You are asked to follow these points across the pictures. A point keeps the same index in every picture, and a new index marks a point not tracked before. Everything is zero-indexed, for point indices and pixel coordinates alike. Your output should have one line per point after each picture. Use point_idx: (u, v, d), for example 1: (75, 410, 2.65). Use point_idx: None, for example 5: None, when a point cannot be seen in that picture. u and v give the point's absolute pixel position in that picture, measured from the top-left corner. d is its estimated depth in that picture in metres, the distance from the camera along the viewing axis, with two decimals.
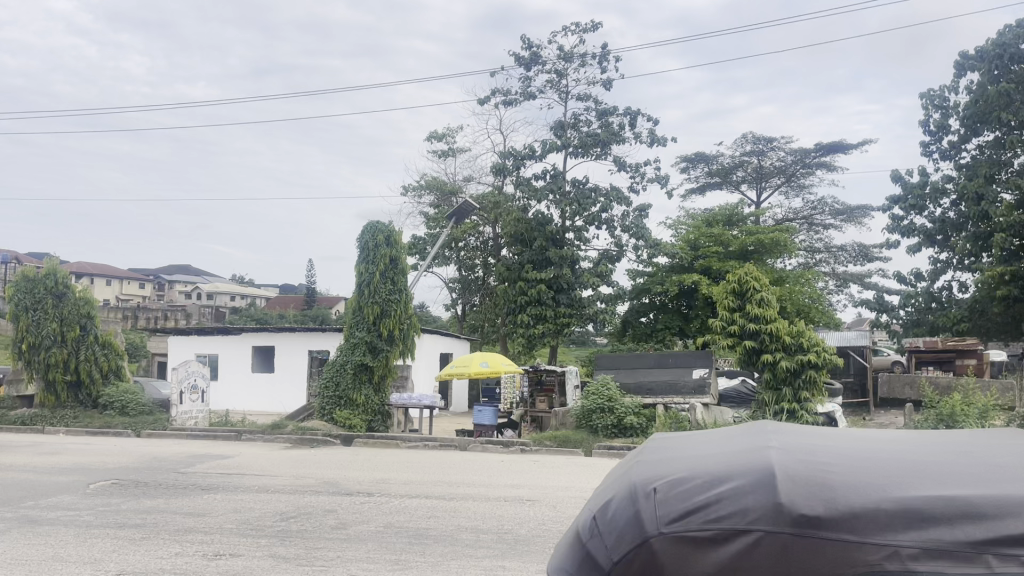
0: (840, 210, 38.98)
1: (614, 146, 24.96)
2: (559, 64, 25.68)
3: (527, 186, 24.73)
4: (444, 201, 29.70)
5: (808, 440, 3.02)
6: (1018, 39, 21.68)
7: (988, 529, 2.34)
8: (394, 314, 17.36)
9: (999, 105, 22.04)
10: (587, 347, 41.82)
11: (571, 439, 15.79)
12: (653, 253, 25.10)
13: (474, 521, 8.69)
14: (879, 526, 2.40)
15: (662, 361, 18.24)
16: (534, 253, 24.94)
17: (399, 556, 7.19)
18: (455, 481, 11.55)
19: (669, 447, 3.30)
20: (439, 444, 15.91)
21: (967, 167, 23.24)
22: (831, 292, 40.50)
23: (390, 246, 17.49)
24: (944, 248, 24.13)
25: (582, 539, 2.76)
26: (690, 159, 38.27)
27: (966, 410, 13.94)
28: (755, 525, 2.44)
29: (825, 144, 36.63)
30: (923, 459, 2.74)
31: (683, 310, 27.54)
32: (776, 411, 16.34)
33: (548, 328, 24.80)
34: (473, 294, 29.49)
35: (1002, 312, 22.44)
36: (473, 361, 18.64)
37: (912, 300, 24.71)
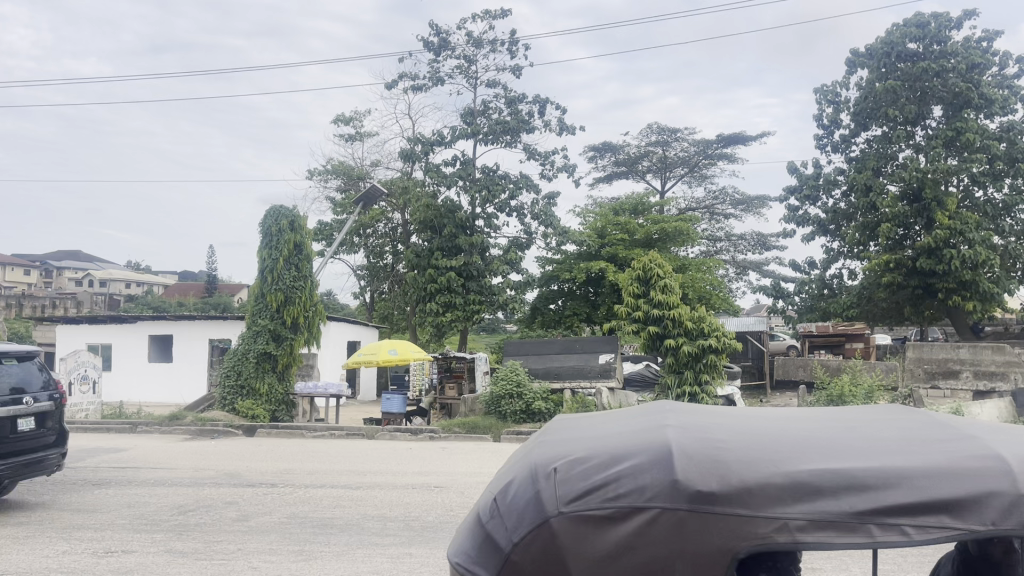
0: (740, 200, 40.26)
1: (522, 134, 25.03)
2: (468, 50, 25.53)
3: (435, 172, 24.58)
4: (351, 185, 29.18)
5: (703, 418, 3.09)
6: (904, 38, 22.96)
7: (869, 500, 2.45)
8: (299, 301, 16.96)
9: (887, 101, 23.16)
10: (497, 335, 42.07)
11: (480, 425, 15.85)
12: (561, 240, 25.35)
13: (381, 509, 8.59)
14: (770, 499, 2.47)
15: (570, 347, 18.42)
16: (443, 240, 24.79)
17: (303, 547, 7.05)
18: (362, 470, 11.39)
19: (567, 427, 3.32)
20: (347, 432, 15.66)
21: (857, 159, 24.43)
22: (732, 279, 41.86)
23: (293, 231, 17.02)
24: (835, 237, 25.29)
25: (481, 521, 2.77)
26: (597, 147, 38.70)
27: (853, 391, 14.68)
28: (652, 502, 2.48)
29: (726, 135, 37.73)
30: (812, 435, 2.83)
31: (591, 297, 27.90)
32: (678, 394, 16.79)
33: (456, 315, 24.73)
34: (382, 282, 29.14)
35: (888, 297, 23.70)
36: (382, 349, 18.42)
37: (806, 286, 25.81)
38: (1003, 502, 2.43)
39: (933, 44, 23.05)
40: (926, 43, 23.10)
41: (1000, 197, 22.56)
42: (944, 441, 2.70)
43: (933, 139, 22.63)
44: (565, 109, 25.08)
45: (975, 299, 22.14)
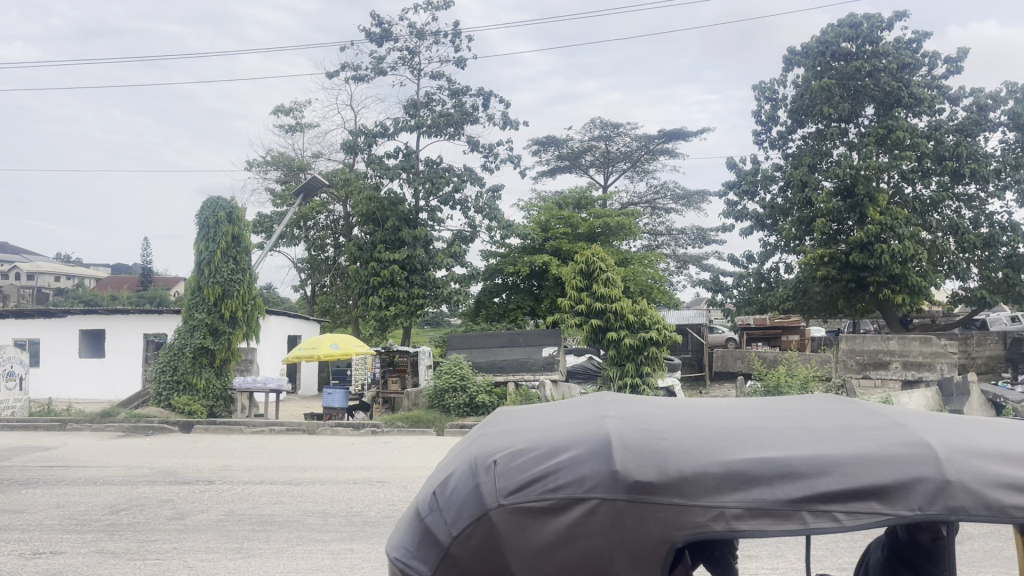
0: (681, 195, 40.86)
1: (466, 127, 24.94)
2: (411, 42, 25.34)
3: (378, 164, 24.38)
4: (291, 177, 28.72)
5: (643, 410, 3.11)
6: (838, 37, 23.59)
7: (803, 487, 2.49)
8: (237, 294, 16.61)
9: (822, 99, 23.72)
10: (441, 329, 41.89)
11: (423, 419, 15.77)
12: (505, 233, 25.37)
13: (322, 505, 8.47)
14: (707, 488, 2.49)
15: (514, 340, 18.48)
16: (386, 232, 24.56)
17: (241, 545, 6.91)
18: (302, 465, 11.22)
19: (506, 420, 3.31)
20: (287, 428, 15.40)
21: (793, 156, 25.00)
22: (672, 273, 42.47)
23: (231, 223, 16.65)
24: (772, 232, 25.88)
25: (420, 516, 2.75)
26: (540, 141, 38.77)
27: (789, 381, 15.07)
28: (592, 493, 2.49)
29: (667, 131, 38.22)
30: (749, 426, 2.86)
31: (534, 290, 28.01)
32: (620, 386, 16.96)
33: (400, 309, 24.57)
34: (323, 275, 28.78)
35: (823, 290, 24.37)
36: (323, 343, 18.17)
37: (745, 280, 26.34)
38: (931, 488, 2.49)
39: (865, 44, 23.74)
40: (859, 43, 23.75)
41: (928, 194, 23.35)
42: (873, 430, 2.77)
43: (866, 137, 23.28)
44: (509, 103, 25.11)
45: (904, 292, 22.88)
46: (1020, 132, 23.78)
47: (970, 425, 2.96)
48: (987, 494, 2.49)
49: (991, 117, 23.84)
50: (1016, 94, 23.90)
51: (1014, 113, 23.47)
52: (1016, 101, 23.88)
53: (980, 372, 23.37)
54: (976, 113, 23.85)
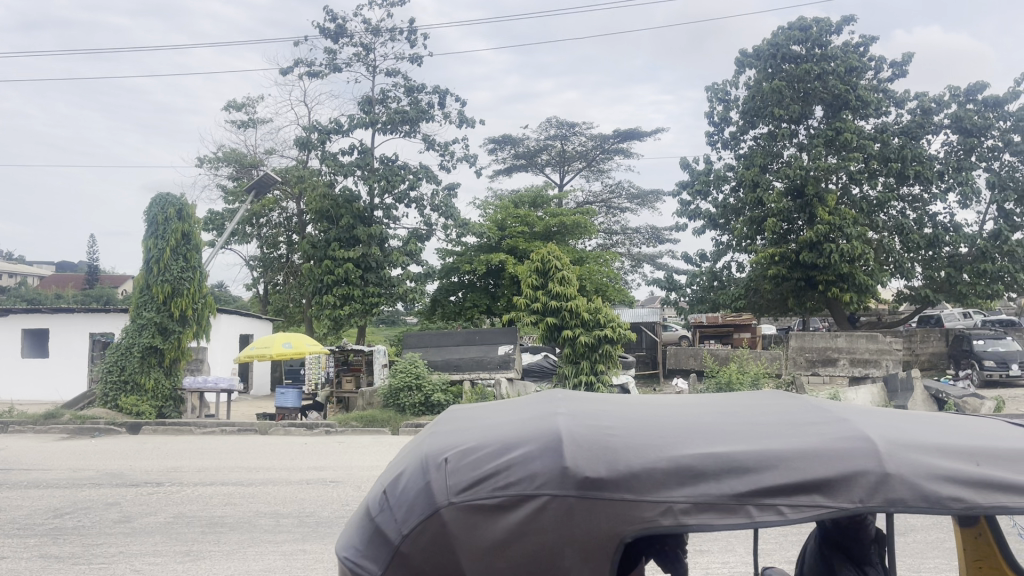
0: (636, 195, 41.23)
1: (421, 125, 24.83)
2: (366, 38, 25.14)
3: (332, 161, 24.16)
4: (243, 173, 28.28)
5: (595, 407, 3.14)
6: (789, 40, 24.05)
7: (749, 482, 2.53)
8: (187, 292, 16.29)
9: (773, 101, 24.12)
10: (396, 327, 41.60)
11: (378, 418, 15.68)
12: (461, 231, 25.34)
13: (274, 506, 8.37)
14: (655, 483, 2.52)
15: (469, 338, 18.44)
16: (340, 230, 24.34)
17: (191, 547, 6.80)
18: (254, 466, 11.06)
19: (458, 417, 3.31)
20: (238, 428, 15.18)
21: (745, 156, 25.39)
22: (627, 272, 42.81)
23: (181, 220, 16.32)
24: (724, 231, 26.28)
25: (371, 514, 2.74)
26: (496, 139, 38.74)
27: (740, 378, 15.33)
28: (542, 489, 2.50)
29: (622, 130, 38.52)
30: (697, 422, 2.91)
31: (491, 289, 28.01)
32: (575, 384, 17.05)
33: (354, 308, 24.34)
34: (276, 273, 28.42)
35: (774, 289, 24.84)
36: (275, 343, 17.91)
37: (698, 279, 26.72)
38: (871, 480, 2.55)
39: (814, 47, 24.22)
40: (809, 46, 24.22)
41: (874, 195, 23.89)
42: (818, 424, 2.83)
43: (815, 138, 23.75)
44: (465, 101, 25.09)
45: (852, 291, 23.40)
46: (962, 135, 24.49)
47: (910, 419, 3.04)
48: (926, 487, 2.56)
49: (935, 119, 24.48)
50: (958, 98, 24.62)
51: (956, 116, 24.19)
52: (959, 104, 24.59)
53: (924, 369, 24.04)
54: (920, 116, 24.47)
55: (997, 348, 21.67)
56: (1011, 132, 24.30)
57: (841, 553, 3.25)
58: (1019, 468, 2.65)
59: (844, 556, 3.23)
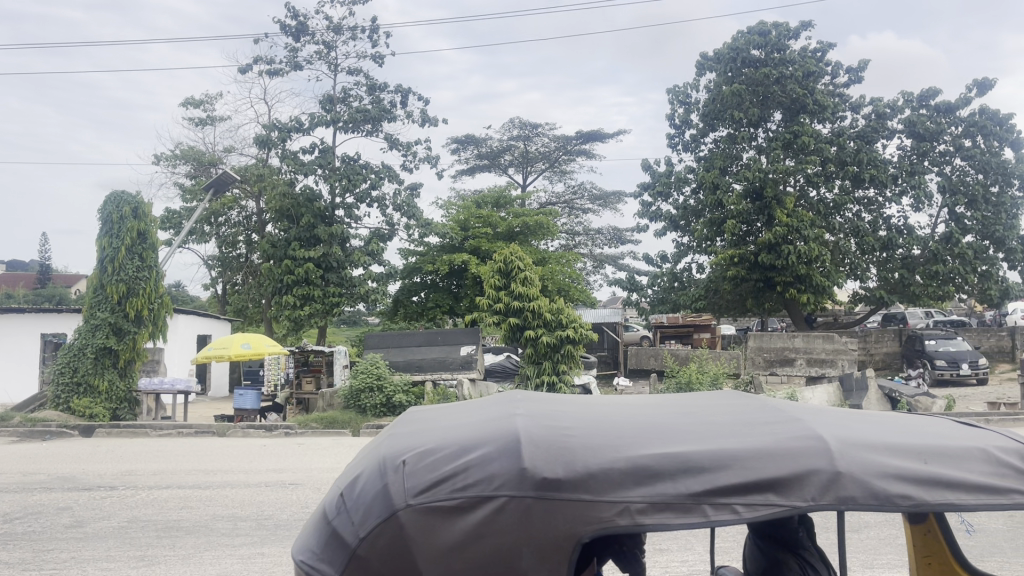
0: (598, 196, 41.46)
1: (384, 124, 24.69)
2: (328, 36, 24.93)
3: (292, 159, 23.92)
4: (202, 172, 27.85)
5: (554, 408, 3.15)
6: (748, 44, 24.39)
7: (705, 482, 2.56)
8: (142, 292, 15.99)
9: (732, 104, 24.44)
10: (358, 328, 41.29)
11: (338, 420, 15.55)
12: (423, 231, 25.25)
13: (232, 509, 8.25)
14: (613, 483, 2.54)
15: (431, 338, 18.36)
16: (300, 230, 24.08)
17: (145, 551, 6.67)
18: (212, 469, 10.89)
19: (417, 419, 3.30)
20: (195, 430, 14.94)
21: (705, 158, 25.70)
22: (589, 273, 43.02)
23: (137, 218, 16.01)
24: (684, 232, 26.55)
25: (328, 518, 2.72)
26: (459, 139, 38.65)
27: (700, 378, 15.50)
28: (500, 491, 2.50)
29: (585, 132, 38.73)
30: (653, 422, 2.93)
31: (453, 289, 27.96)
32: (537, 384, 17.08)
33: (315, 309, 24.11)
34: (235, 273, 28.06)
35: (733, 289, 25.16)
36: (234, 343, 17.66)
37: (659, 279, 26.93)
38: (823, 479, 2.60)
39: (773, 51, 24.61)
40: (768, 50, 24.60)
41: (830, 197, 24.31)
42: (772, 424, 2.87)
43: (774, 142, 24.11)
44: (428, 101, 25.01)
45: (809, 292, 23.80)
46: (915, 139, 25.06)
47: (862, 419, 3.10)
48: (875, 485, 2.61)
49: (889, 124, 25.03)
50: (912, 103, 25.18)
51: (910, 121, 24.74)
52: (912, 110, 25.16)
53: (879, 368, 24.54)
54: (875, 121, 24.99)
55: (947, 348, 22.25)
56: (962, 137, 24.95)
57: (774, 543, 3.31)
58: (965, 466, 2.72)
59: (782, 548, 3.29)
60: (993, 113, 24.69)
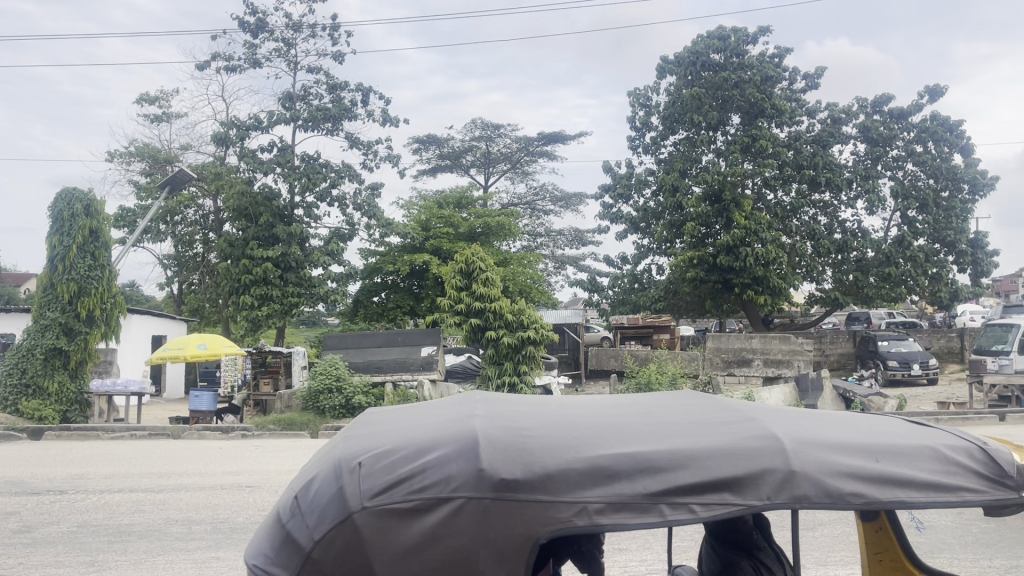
0: (559, 197, 41.60)
1: (345, 122, 24.49)
2: (287, 33, 24.64)
3: (251, 157, 23.59)
4: (157, 169, 27.33)
5: (511, 408, 3.13)
6: (708, 48, 24.69)
7: (661, 482, 2.57)
8: (94, 292, 15.62)
9: (692, 107, 24.69)
10: (318, 329, 40.86)
11: (297, 421, 15.37)
12: (384, 231, 25.09)
13: (186, 513, 8.10)
14: (571, 484, 2.53)
15: (392, 339, 18.26)
16: (259, 229, 23.77)
17: (95, 557, 6.52)
18: (166, 472, 10.67)
19: (373, 420, 3.26)
20: (149, 433, 14.64)
21: (665, 161, 25.92)
22: (551, 273, 43.16)
23: (88, 216, 15.62)
24: (644, 234, 26.76)
25: (282, 521, 2.67)
26: (421, 139, 38.46)
27: (659, 378, 15.63)
28: (458, 492, 2.48)
29: (546, 133, 38.83)
30: (611, 421, 2.94)
31: (414, 290, 27.84)
32: (498, 384, 17.07)
33: (273, 309, 23.81)
34: (191, 272, 27.62)
35: (692, 290, 25.40)
36: (189, 344, 17.34)
37: (619, 281, 27.08)
38: (778, 478, 2.62)
39: (732, 56, 24.95)
40: (727, 54, 24.93)
41: (787, 200, 24.71)
42: (728, 424, 2.89)
43: (732, 145, 24.41)
44: (389, 100, 24.87)
45: (765, 294, 24.16)
46: (869, 144, 25.59)
47: (815, 419, 3.14)
48: (828, 483, 2.64)
49: (844, 129, 25.53)
50: (866, 109, 25.69)
51: (864, 126, 25.28)
52: (866, 115, 25.67)
53: (833, 369, 25.01)
54: (831, 125, 25.46)
55: (898, 349, 22.78)
56: (914, 143, 25.53)
57: (730, 546, 3.35)
58: (915, 464, 2.77)
59: (738, 552, 3.31)
60: (943, 119, 25.31)
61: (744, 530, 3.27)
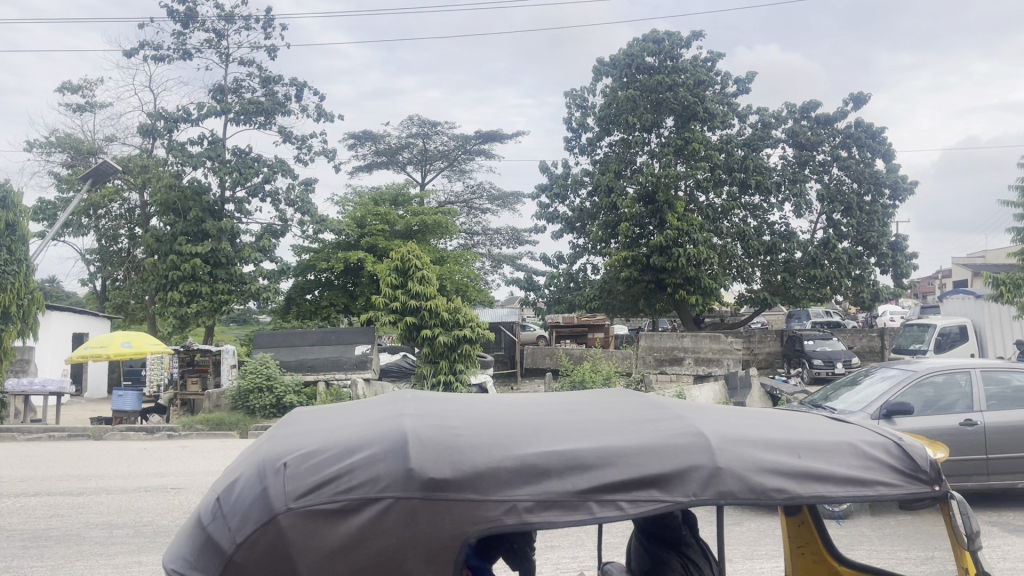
0: (497, 196, 41.63)
1: (278, 117, 24.01)
2: (219, 24, 24.05)
3: (180, 150, 22.92)
4: (80, 161, 26.35)
5: (441, 407, 3.10)
6: (642, 52, 25.07)
7: (591, 479, 2.58)
8: (12, 288, 14.92)
9: (627, 109, 24.97)
10: (249, 327, 39.95)
11: (225, 422, 15.02)
12: (318, 228, 24.74)
13: (107, 516, 7.82)
14: (500, 482, 2.52)
15: (325, 337, 17.98)
16: (187, 224, 23.13)
17: (9, 563, 6.24)
18: (86, 474, 10.28)
19: (300, 421, 3.20)
20: (68, 433, 14.13)
21: (601, 161, 26.20)
22: (487, 272, 43.17)
23: (5, 209, 14.91)
24: (580, 234, 27.00)
25: (203, 524, 2.60)
26: (357, 135, 38.00)
27: (593, 376, 15.79)
28: (386, 492, 2.45)
29: (484, 132, 38.80)
30: (541, 420, 2.94)
31: (349, 288, 27.52)
32: (433, 383, 17.02)
33: (202, 307, 23.25)
34: (116, 268, 26.70)
35: (627, 290, 25.71)
36: (112, 341, 16.78)
37: (555, 280, 27.31)
38: (704, 474, 2.66)
39: (667, 59, 25.40)
40: (661, 58, 25.36)
41: (719, 202, 25.23)
42: (657, 421, 2.92)
43: (666, 147, 24.78)
44: (323, 95, 24.57)
45: (697, 293, 24.60)
46: (797, 149, 26.36)
47: (741, 416, 3.19)
48: (752, 479, 2.70)
49: (773, 133, 26.22)
50: (795, 115, 26.43)
51: (793, 131, 26.01)
52: (794, 121, 26.42)
53: (761, 367, 25.69)
54: (761, 129, 26.14)
55: (824, 348, 23.51)
56: (839, 148, 26.35)
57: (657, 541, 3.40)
58: (835, 460, 2.85)
59: (666, 549, 3.37)
60: (867, 126, 26.15)
61: (674, 529, 3.33)
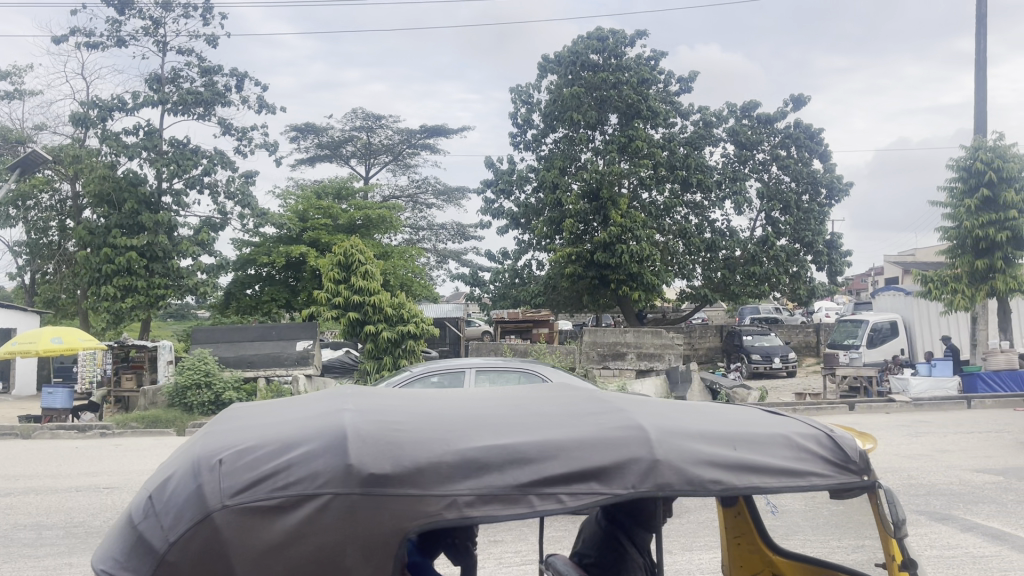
0: (441, 191, 41.44)
1: (217, 107, 23.49)
2: (156, 11, 23.40)
3: (114, 140, 22.24)
4: (7, 150, 25.37)
5: (381, 402, 3.08)
6: (587, 49, 25.22)
7: (532, 472, 2.59)
8: None
9: (572, 106, 25.05)
10: (187, 321, 39.01)
11: (160, 419, 14.63)
12: (259, 221, 24.29)
13: (34, 518, 7.55)
14: (441, 477, 2.51)
15: (266, 332, 17.57)
16: (122, 216, 22.45)
17: None
18: (13, 474, 9.91)
19: (237, 416, 3.13)
20: None
21: (546, 158, 26.30)
22: (432, 267, 42.97)
23: None
24: (525, 230, 27.10)
25: (133, 522, 2.53)
26: (299, 128, 37.42)
27: None
28: (324, 488, 2.42)
29: (429, 126, 38.54)
30: (480, 414, 2.94)
31: (291, 283, 27.04)
32: (377, 379, 16.93)
33: (138, 301, 22.66)
34: (46, 261, 25.79)
35: (571, 286, 25.88)
36: (42, 337, 16.22)
37: (500, 275, 27.51)
38: (643, 467, 2.69)
39: (611, 57, 25.62)
40: (606, 55, 25.57)
41: (661, 199, 25.57)
42: (596, 415, 2.95)
43: (609, 144, 25.00)
44: (265, 85, 24.14)
45: (640, 290, 24.91)
46: (737, 147, 26.86)
47: (681, 409, 3.24)
48: (689, 471, 2.74)
49: (714, 132, 26.73)
50: (736, 114, 26.93)
51: (733, 130, 26.53)
52: (735, 120, 26.93)
53: (702, 361, 26.16)
54: (702, 128, 26.59)
55: (762, 343, 24.06)
56: (778, 147, 26.95)
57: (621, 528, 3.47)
58: (770, 451, 2.91)
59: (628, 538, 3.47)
60: (806, 127, 26.79)
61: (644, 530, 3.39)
